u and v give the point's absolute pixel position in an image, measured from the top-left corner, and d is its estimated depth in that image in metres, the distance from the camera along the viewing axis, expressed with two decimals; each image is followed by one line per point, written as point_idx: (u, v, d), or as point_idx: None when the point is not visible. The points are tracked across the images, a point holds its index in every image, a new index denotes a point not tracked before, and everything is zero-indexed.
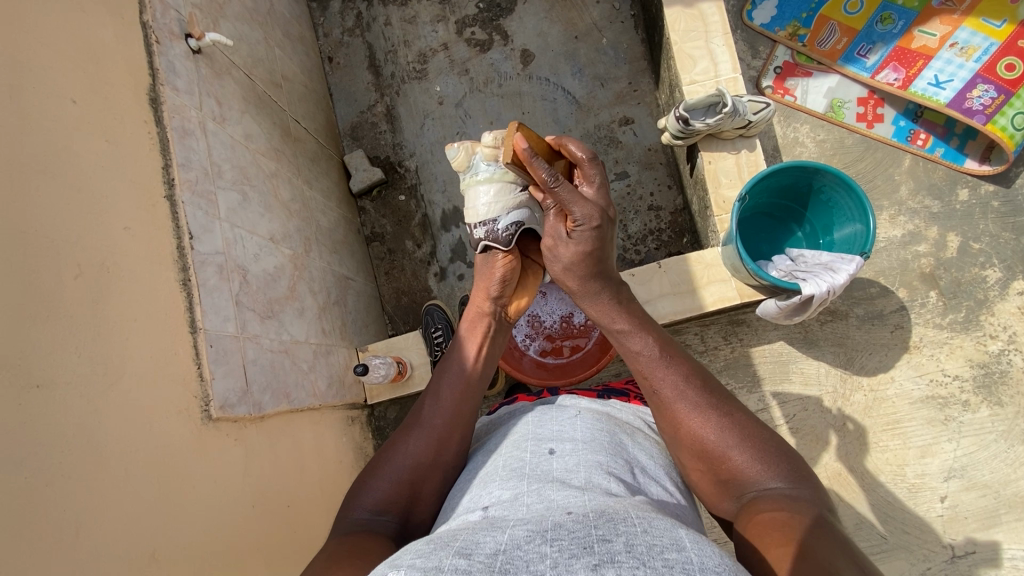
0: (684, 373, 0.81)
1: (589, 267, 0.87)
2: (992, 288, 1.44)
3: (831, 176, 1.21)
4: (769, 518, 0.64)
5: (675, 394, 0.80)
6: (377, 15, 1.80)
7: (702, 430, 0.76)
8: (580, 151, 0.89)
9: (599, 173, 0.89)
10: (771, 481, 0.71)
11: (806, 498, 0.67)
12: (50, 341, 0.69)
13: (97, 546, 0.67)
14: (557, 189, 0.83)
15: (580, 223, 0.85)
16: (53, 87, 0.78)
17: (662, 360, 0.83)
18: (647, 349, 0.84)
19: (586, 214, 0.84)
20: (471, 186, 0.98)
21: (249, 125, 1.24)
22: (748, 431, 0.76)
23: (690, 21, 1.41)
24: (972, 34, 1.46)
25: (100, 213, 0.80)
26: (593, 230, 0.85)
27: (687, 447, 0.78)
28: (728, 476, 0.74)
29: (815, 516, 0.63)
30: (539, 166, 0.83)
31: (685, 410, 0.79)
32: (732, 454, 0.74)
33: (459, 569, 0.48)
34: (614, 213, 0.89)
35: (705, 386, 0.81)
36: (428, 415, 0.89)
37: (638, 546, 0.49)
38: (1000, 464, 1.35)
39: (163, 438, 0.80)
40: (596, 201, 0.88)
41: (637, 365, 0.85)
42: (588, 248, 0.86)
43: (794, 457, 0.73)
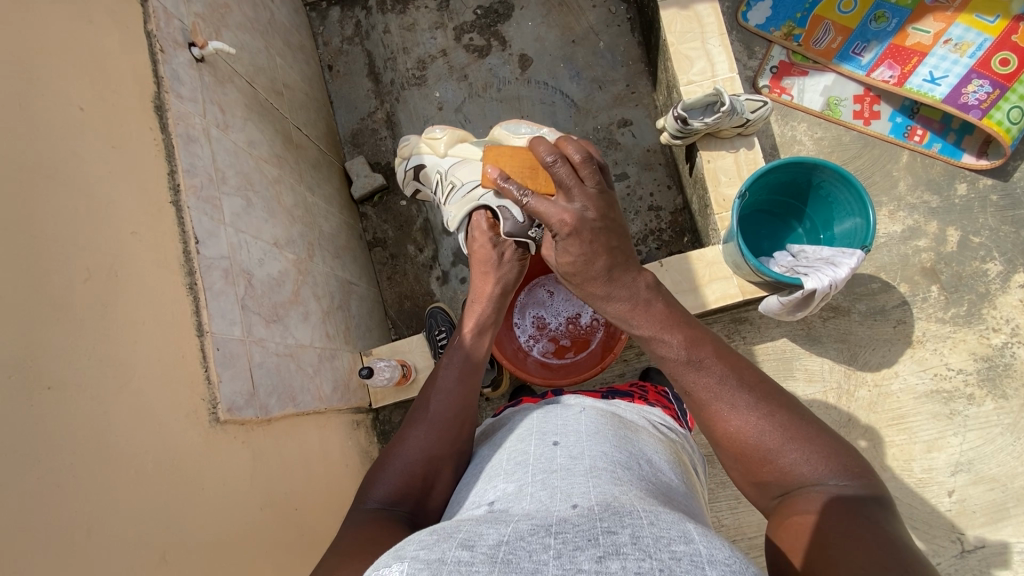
0: (720, 373, 0.79)
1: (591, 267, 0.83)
2: (993, 282, 1.45)
3: (830, 172, 1.22)
4: (806, 523, 0.65)
5: (710, 397, 0.79)
6: (376, 23, 1.82)
7: (742, 431, 0.76)
8: (545, 153, 0.80)
9: (569, 174, 0.81)
10: (820, 481, 0.70)
11: (857, 496, 0.67)
12: (59, 344, 0.69)
13: (110, 545, 0.68)
14: (527, 202, 0.83)
15: (556, 234, 0.82)
16: (60, 95, 0.79)
17: (694, 363, 0.80)
18: (676, 354, 0.81)
19: (557, 221, 0.80)
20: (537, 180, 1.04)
21: (252, 132, 1.26)
22: (791, 428, 0.74)
23: (686, 23, 1.43)
24: (966, 30, 1.46)
25: (108, 217, 0.81)
26: (573, 238, 0.81)
27: (727, 447, 0.78)
28: (775, 479, 0.74)
29: (853, 515, 0.63)
30: (507, 187, 0.85)
31: (724, 411, 0.77)
32: (776, 455, 0.73)
33: (462, 560, 0.48)
34: (597, 214, 0.81)
35: (743, 383, 0.78)
36: (436, 405, 0.90)
37: (644, 539, 0.49)
38: (1006, 458, 1.35)
39: (172, 440, 0.81)
40: (574, 206, 0.80)
41: (668, 369, 0.83)
42: (575, 254, 0.82)
43: (844, 452, 0.72)
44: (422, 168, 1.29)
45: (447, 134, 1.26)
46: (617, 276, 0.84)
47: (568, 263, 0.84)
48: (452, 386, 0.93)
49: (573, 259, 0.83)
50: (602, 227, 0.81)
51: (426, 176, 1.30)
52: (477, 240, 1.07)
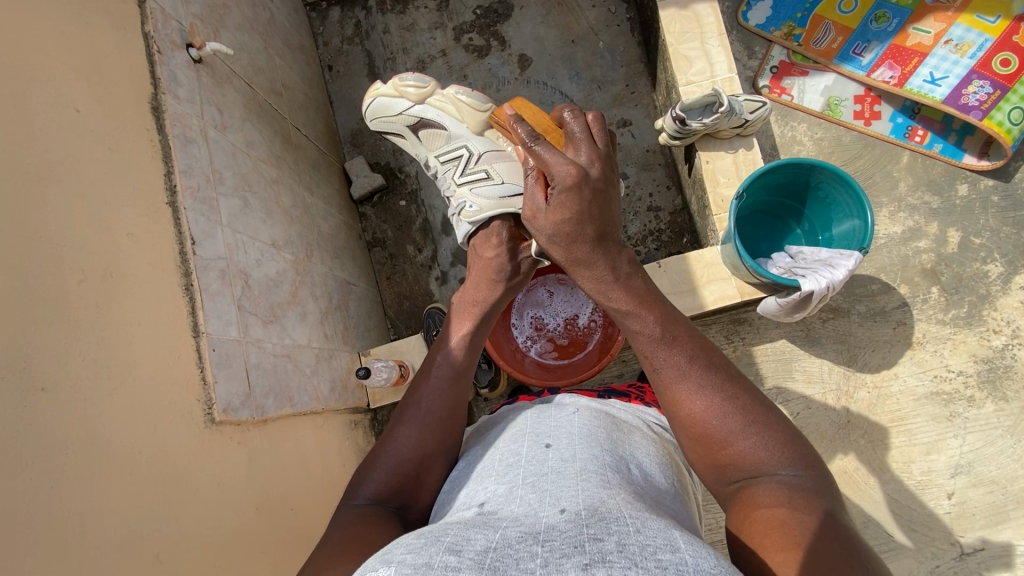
0: (689, 354, 0.77)
1: (573, 232, 0.76)
2: (994, 283, 1.44)
3: (828, 173, 1.21)
4: (766, 513, 0.65)
5: (678, 378, 0.77)
6: (375, 24, 1.83)
7: (706, 414, 0.75)
8: (565, 110, 0.82)
9: (583, 132, 0.80)
10: (777, 469, 0.71)
11: (810, 487, 0.69)
12: (54, 346, 0.69)
13: (103, 545, 0.68)
14: (535, 147, 0.78)
15: (557, 182, 0.75)
16: (57, 97, 0.80)
17: (666, 340, 0.77)
18: (648, 331, 0.78)
19: (561, 172, 0.75)
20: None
21: (250, 132, 1.26)
22: (752, 415, 0.75)
23: (685, 23, 1.42)
24: (967, 30, 1.45)
25: (103, 218, 0.82)
26: (571, 192, 0.75)
27: (687, 428, 0.77)
28: (731, 462, 0.74)
29: (810, 506, 0.65)
30: (518, 129, 0.80)
31: (688, 392, 0.76)
32: (735, 440, 0.73)
33: (449, 566, 0.48)
34: (602, 176, 0.78)
35: (711, 368, 0.77)
36: (427, 402, 0.91)
37: (631, 547, 0.49)
38: (1006, 460, 1.34)
39: (166, 441, 0.81)
40: (581, 161, 0.78)
41: (638, 346, 0.79)
42: (571, 212, 0.76)
43: (799, 441, 0.74)
44: (438, 127, 1.12)
45: (493, 111, 1.09)
46: (602, 244, 0.78)
47: (560, 221, 0.76)
48: (445, 384, 0.93)
49: (568, 215, 0.75)
50: (603, 189, 0.78)
51: (434, 133, 1.13)
52: (492, 248, 1.00)
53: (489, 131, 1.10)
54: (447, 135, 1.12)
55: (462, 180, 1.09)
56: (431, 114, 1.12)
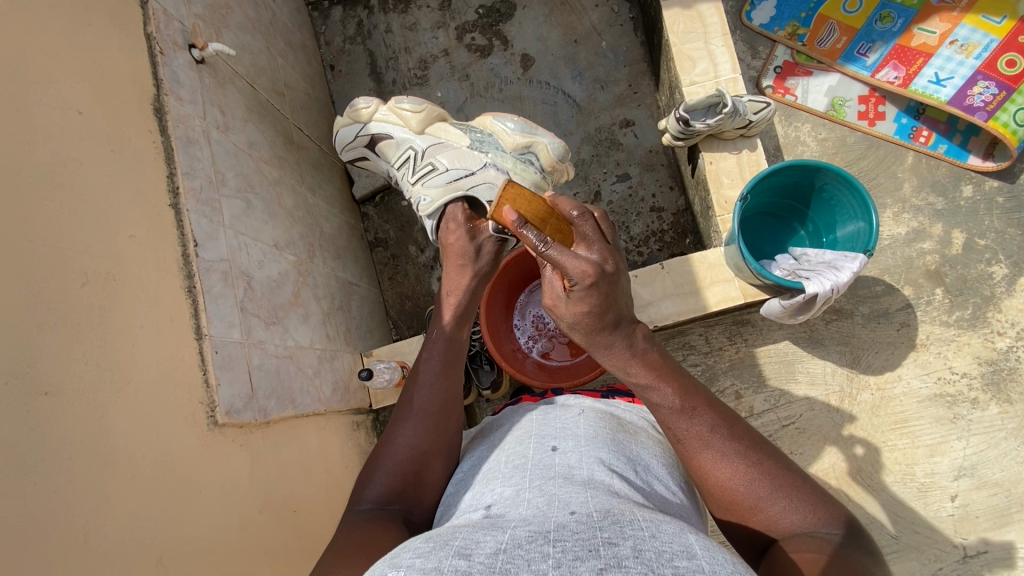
0: (710, 423, 0.76)
1: (593, 324, 0.73)
2: (998, 285, 1.43)
3: (833, 175, 1.21)
4: (805, 570, 0.65)
5: (701, 447, 0.76)
6: (377, 23, 1.82)
7: (732, 481, 0.74)
8: (571, 207, 0.75)
9: (593, 228, 0.74)
10: (811, 527, 0.70)
11: (847, 545, 0.68)
12: (57, 349, 0.69)
13: (107, 549, 0.68)
14: (548, 250, 0.71)
15: (576, 284, 0.70)
16: (59, 99, 0.79)
17: (687, 412, 0.76)
18: (668, 403, 0.76)
19: (578, 272, 0.69)
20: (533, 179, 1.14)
21: (252, 133, 1.26)
22: (778, 477, 0.74)
23: (689, 23, 1.42)
24: (973, 31, 1.46)
25: (106, 221, 0.81)
26: (591, 289, 0.70)
27: (715, 495, 0.76)
28: (763, 528, 0.73)
29: (847, 559, 0.65)
30: (525, 232, 0.73)
31: (712, 460, 0.75)
32: (764, 506, 0.73)
33: (461, 569, 0.48)
34: (619, 268, 0.73)
35: (733, 435, 0.76)
36: (419, 399, 0.90)
37: (646, 552, 0.49)
38: (1010, 462, 1.34)
39: (169, 445, 0.81)
40: (596, 258, 0.72)
41: (659, 418, 0.78)
42: (591, 306, 0.71)
43: (827, 499, 0.73)
44: (387, 138, 1.20)
45: (427, 108, 1.17)
46: (621, 325, 0.75)
47: (581, 313, 0.72)
48: (434, 378, 0.92)
49: (588, 310, 0.71)
50: (619, 282, 0.73)
51: (386, 145, 1.21)
52: (453, 232, 1.01)
53: (431, 127, 1.18)
54: (396, 143, 1.20)
55: (415, 177, 1.16)
56: (380, 129, 1.21)
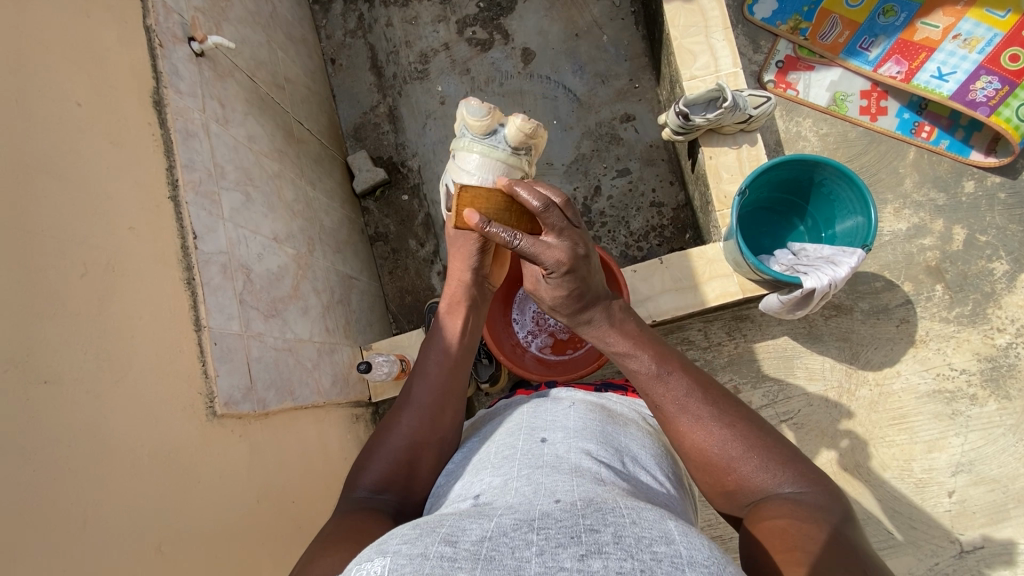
0: (686, 386, 0.79)
1: (573, 304, 0.80)
2: (999, 281, 1.43)
3: (832, 169, 1.21)
4: (772, 523, 0.65)
5: (677, 410, 0.78)
6: (378, 16, 1.82)
7: (705, 443, 0.75)
8: (533, 199, 0.75)
9: (560, 218, 0.75)
10: (781, 487, 0.70)
11: (817, 502, 0.67)
12: (57, 338, 0.70)
13: (105, 537, 0.69)
14: (521, 248, 0.74)
15: (552, 273, 0.75)
16: (59, 91, 0.80)
17: (662, 376, 0.79)
18: (644, 368, 0.80)
19: (552, 262, 0.74)
20: (468, 153, 0.95)
21: (252, 126, 1.26)
22: (752, 439, 0.74)
23: (690, 17, 1.41)
24: (976, 26, 1.44)
25: (105, 212, 0.82)
26: (567, 274, 0.76)
27: (692, 461, 0.77)
28: (737, 486, 0.73)
29: (817, 520, 0.64)
30: (495, 233, 0.75)
31: (690, 425, 0.77)
32: (737, 465, 0.73)
33: (445, 556, 0.48)
34: (588, 248, 0.77)
35: (707, 397, 0.78)
36: (418, 392, 0.90)
37: (627, 538, 0.49)
38: (1008, 458, 1.34)
39: (168, 434, 0.81)
40: (567, 244, 0.75)
41: (637, 384, 0.81)
42: (569, 290, 0.78)
43: (801, 460, 0.73)
44: None
45: None
46: (599, 299, 0.82)
47: (560, 296, 0.79)
48: (434, 371, 0.92)
49: (566, 293, 0.78)
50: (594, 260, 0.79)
51: None
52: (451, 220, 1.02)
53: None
54: None
55: None
56: None
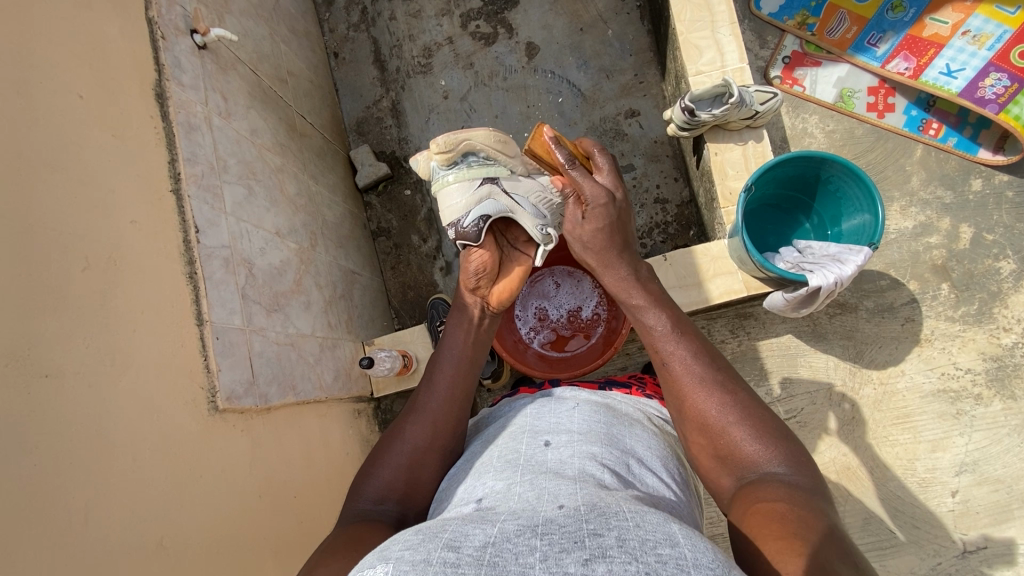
0: (692, 349, 0.82)
1: (604, 241, 0.93)
2: (1005, 280, 1.42)
3: (839, 166, 1.20)
4: (768, 507, 0.63)
5: (683, 368, 0.81)
6: (382, 10, 1.81)
7: (706, 404, 0.77)
8: (596, 148, 0.98)
9: (608, 161, 0.98)
10: (770, 465, 0.70)
11: (806, 486, 0.67)
12: (56, 333, 0.70)
13: (107, 532, 0.69)
14: (572, 172, 0.94)
15: (591, 204, 0.92)
16: (59, 83, 0.79)
17: (674, 335, 0.84)
18: (660, 324, 0.86)
19: (590, 190, 0.93)
20: (445, 188, 0.99)
21: (255, 120, 1.25)
22: (749, 411, 0.75)
23: (696, 11, 1.39)
24: (985, 22, 1.40)
25: (107, 206, 0.81)
26: (602, 208, 0.93)
27: (690, 421, 0.78)
28: (727, 454, 0.73)
29: (810, 505, 0.63)
30: (558, 152, 0.94)
31: (691, 385, 0.79)
32: (731, 432, 0.74)
33: (448, 562, 0.48)
34: (625, 196, 0.96)
35: (713, 361, 0.81)
36: (425, 400, 0.91)
37: (631, 541, 0.49)
38: (1013, 459, 1.33)
39: (170, 430, 0.81)
40: (607, 185, 0.96)
41: (650, 338, 0.86)
42: (603, 223, 0.93)
43: (794, 442, 0.72)
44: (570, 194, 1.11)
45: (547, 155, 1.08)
46: (626, 252, 0.94)
47: (596, 231, 0.93)
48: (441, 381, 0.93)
49: (600, 227, 0.93)
50: (626, 209, 0.96)
51: None
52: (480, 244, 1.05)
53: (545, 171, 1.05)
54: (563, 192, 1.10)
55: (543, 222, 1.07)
56: None
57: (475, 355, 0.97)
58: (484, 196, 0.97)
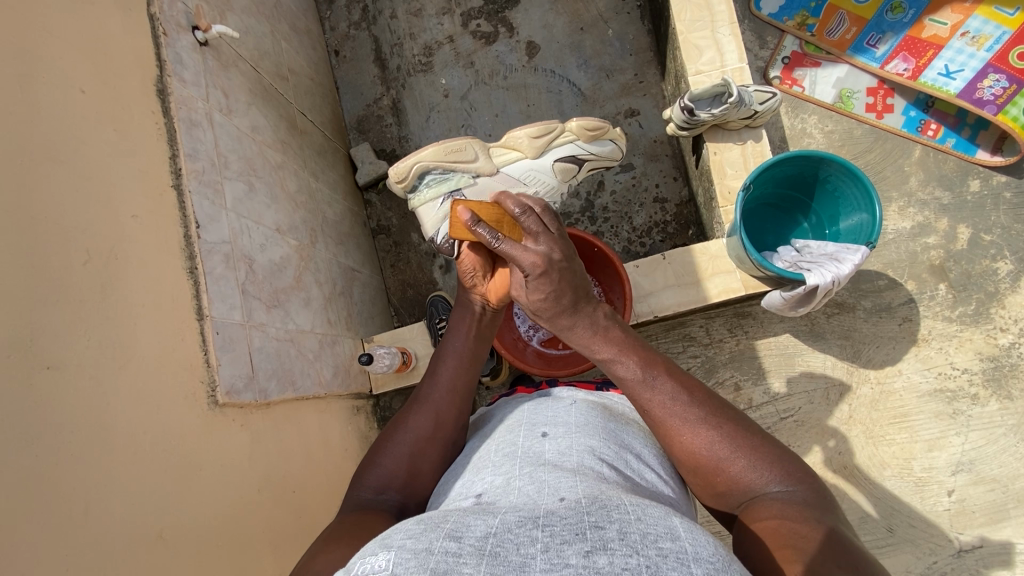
0: (671, 392, 0.77)
1: (555, 308, 0.79)
2: (1003, 281, 1.42)
3: (837, 165, 1.20)
4: (764, 527, 0.64)
5: (664, 416, 0.77)
6: (382, 8, 1.81)
7: (694, 447, 0.74)
8: (515, 206, 0.78)
9: (536, 223, 0.78)
10: (769, 487, 0.70)
11: (806, 501, 0.68)
12: (56, 326, 0.70)
13: (106, 522, 0.69)
14: (500, 247, 0.77)
15: (529, 275, 0.76)
16: (62, 77, 0.79)
17: (649, 381, 0.78)
18: (631, 374, 0.79)
19: (529, 264, 0.76)
20: (423, 205, 1.11)
21: (256, 116, 1.26)
22: (739, 439, 0.74)
23: (696, 11, 1.40)
24: (984, 23, 1.41)
25: (108, 200, 0.82)
26: (543, 277, 0.77)
27: (681, 462, 0.76)
28: (726, 488, 0.73)
29: (809, 519, 0.64)
30: (480, 231, 0.77)
31: (678, 429, 0.76)
32: (725, 466, 0.73)
33: (449, 552, 0.48)
34: (568, 252, 0.78)
35: (695, 400, 0.77)
36: (429, 391, 0.91)
37: (632, 534, 0.49)
38: (1009, 458, 1.33)
39: (170, 423, 0.82)
40: (545, 248, 0.77)
41: (625, 389, 0.80)
42: (547, 293, 0.78)
43: (790, 459, 0.73)
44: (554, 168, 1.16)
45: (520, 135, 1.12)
46: (583, 306, 0.80)
47: (539, 300, 0.79)
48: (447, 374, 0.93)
49: (544, 297, 0.78)
50: (573, 264, 0.79)
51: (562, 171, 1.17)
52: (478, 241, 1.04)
53: (510, 156, 1.13)
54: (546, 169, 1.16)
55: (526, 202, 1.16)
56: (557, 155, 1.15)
57: (478, 350, 0.96)
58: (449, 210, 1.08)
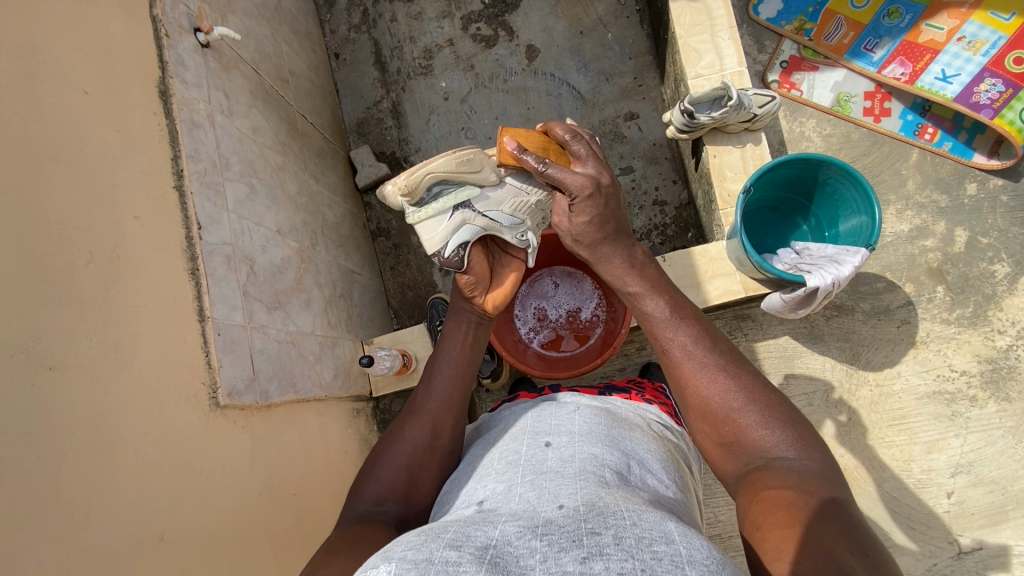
0: (693, 336, 0.81)
1: (596, 234, 0.87)
2: (1000, 283, 1.43)
3: (835, 168, 1.21)
4: (773, 493, 0.64)
5: (683, 354, 0.80)
6: (382, 12, 1.82)
7: (709, 391, 0.77)
8: (563, 132, 0.87)
9: (585, 149, 0.87)
10: (779, 450, 0.71)
11: (814, 469, 0.67)
12: (59, 327, 0.70)
13: (109, 525, 0.69)
14: (547, 171, 0.84)
15: (576, 196, 0.83)
16: (64, 78, 0.79)
17: (674, 322, 0.83)
18: (658, 311, 0.84)
19: (576, 183, 0.83)
20: (424, 219, 0.93)
21: (257, 118, 1.26)
22: (755, 393, 0.76)
23: (696, 15, 1.41)
24: (981, 27, 1.42)
25: (111, 201, 0.82)
26: (589, 200, 0.84)
27: (695, 407, 0.79)
28: (735, 441, 0.75)
29: (818, 490, 0.64)
30: (527, 157, 0.85)
31: (696, 371, 0.79)
32: (737, 417, 0.75)
33: (450, 560, 0.48)
34: (613, 178, 0.87)
35: (716, 347, 0.81)
36: (425, 401, 0.91)
37: (627, 539, 0.49)
38: (1007, 460, 1.34)
39: (171, 424, 0.81)
40: (591, 173, 0.86)
41: (649, 326, 0.85)
42: (592, 216, 0.85)
43: (802, 425, 0.73)
44: None
45: None
46: (620, 238, 0.88)
47: (582, 224, 0.86)
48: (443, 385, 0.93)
49: (588, 220, 0.85)
50: (614, 192, 0.87)
51: None
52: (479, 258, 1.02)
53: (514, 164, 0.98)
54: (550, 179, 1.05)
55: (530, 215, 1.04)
56: None
57: (472, 356, 0.98)
58: (459, 224, 0.93)
